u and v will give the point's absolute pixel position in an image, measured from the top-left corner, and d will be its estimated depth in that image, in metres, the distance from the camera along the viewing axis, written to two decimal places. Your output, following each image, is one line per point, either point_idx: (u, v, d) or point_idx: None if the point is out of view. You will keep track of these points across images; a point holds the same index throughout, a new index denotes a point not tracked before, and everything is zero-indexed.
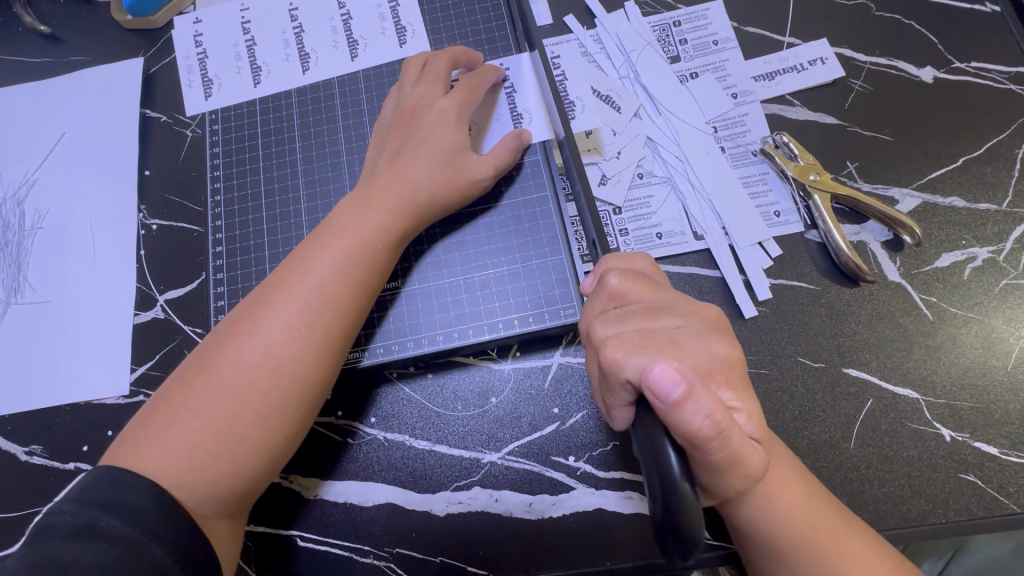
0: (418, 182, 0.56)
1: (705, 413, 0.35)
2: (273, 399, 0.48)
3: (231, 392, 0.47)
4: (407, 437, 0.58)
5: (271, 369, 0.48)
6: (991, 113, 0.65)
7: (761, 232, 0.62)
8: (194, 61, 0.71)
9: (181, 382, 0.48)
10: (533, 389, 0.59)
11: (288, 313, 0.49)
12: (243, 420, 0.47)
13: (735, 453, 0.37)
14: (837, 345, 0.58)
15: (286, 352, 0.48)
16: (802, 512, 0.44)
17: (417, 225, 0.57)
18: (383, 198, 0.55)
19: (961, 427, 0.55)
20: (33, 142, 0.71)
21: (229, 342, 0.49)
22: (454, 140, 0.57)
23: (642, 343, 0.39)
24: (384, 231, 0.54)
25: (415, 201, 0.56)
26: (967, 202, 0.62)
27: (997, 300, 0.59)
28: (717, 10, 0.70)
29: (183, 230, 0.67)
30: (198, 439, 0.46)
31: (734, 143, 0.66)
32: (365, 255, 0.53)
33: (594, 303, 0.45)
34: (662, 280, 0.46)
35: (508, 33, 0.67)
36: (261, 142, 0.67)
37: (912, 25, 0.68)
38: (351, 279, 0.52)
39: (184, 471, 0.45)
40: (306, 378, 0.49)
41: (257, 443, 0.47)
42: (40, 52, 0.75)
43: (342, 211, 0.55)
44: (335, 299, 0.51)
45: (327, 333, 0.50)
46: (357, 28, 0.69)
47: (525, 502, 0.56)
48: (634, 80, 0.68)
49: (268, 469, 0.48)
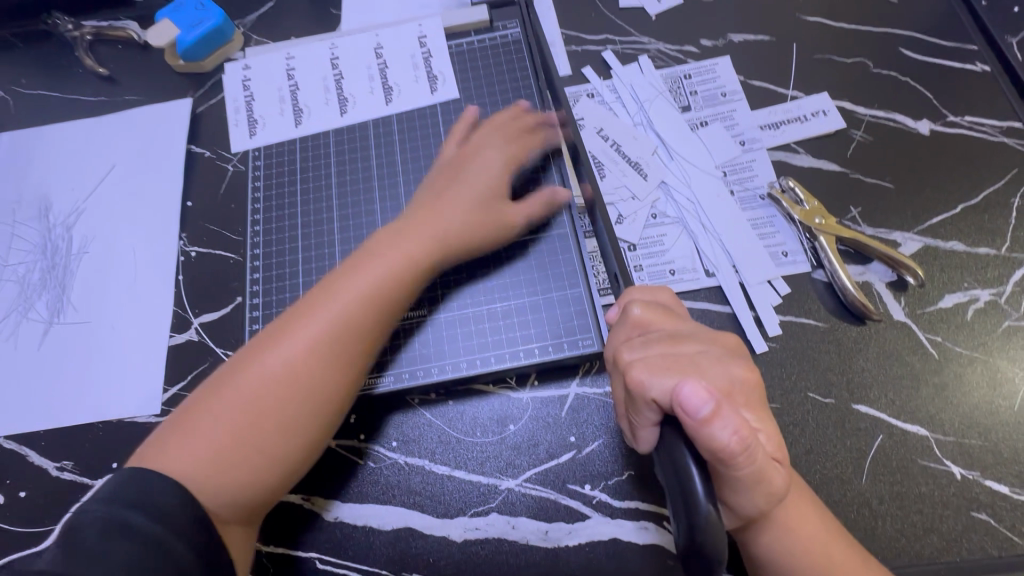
0: (454, 216, 0.60)
1: (733, 430, 0.37)
2: (290, 414, 0.50)
3: (254, 400, 0.49)
4: (426, 461, 0.60)
5: (304, 381, 0.50)
6: (985, 164, 0.69)
7: (770, 270, 0.65)
8: (241, 102, 0.76)
9: (211, 387, 0.51)
10: (550, 418, 0.61)
11: (309, 333, 0.52)
12: (263, 434, 0.49)
13: (762, 469, 0.39)
14: (846, 381, 0.60)
15: (321, 365, 0.51)
16: (818, 544, 0.45)
17: (445, 257, 0.60)
18: (421, 228, 0.59)
19: (971, 465, 0.56)
20: (84, 174, 0.77)
21: (254, 360, 0.51)
22: (502, 159, 0.64)
23: (666, 365, 0.42)
24: (420, 258, 0.57)
25: (449, 232, 0.59)
26: (967, 246, 0.65)
27: (1001, 340, 0.61)
28: (725, 66, 0.76)
29: (220, 258, 0.70)
30: (220, 443, 0.48)
31: (742, 187, 0.70)
32: (401, 280, 0.56)
33: (619, 332, 0.47)
34: (681, 310, 0.49)
35: (532, 83, 0.73)
36: (300, 176, 0.71)
37: (908, 83, 0.74)
38: (384, 301, 0.55)
39: (205, 481, 0.47)
40: (332, 392, 0.52)
41: (276, 453, 0.50)
42: (98, 91, 0.82)
43: (378, 240, 0.58)
44: (371, 319, 0.54)
45: (357, 351, 0.53)
46: (392, 77, 0.75)
47: (541, 529, 0.57)
48: (647, 126, 0.73)
49: (282, 479, 0.51)
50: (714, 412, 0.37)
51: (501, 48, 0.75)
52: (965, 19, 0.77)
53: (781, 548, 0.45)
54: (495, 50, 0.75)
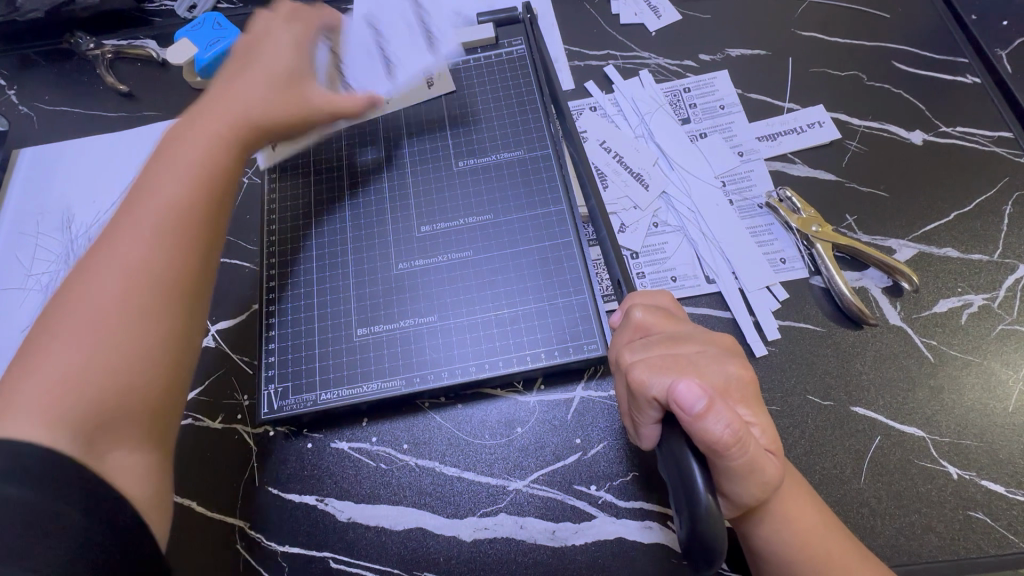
0: (193, 145, 0.58)
1: (727, 423, 0.39)
2: (141, 345, 0.48)
3: (107, 326, 0.48)
4: (436, 462, 0.62)
5: (109, 308, 0.48)
6: (977, 172, 0.71)
7: (769, 277, 0.67)
8: None
9: (63, 311, 0.48)
10: (557, 421, 0.63)
11: (142, 255, 0.51)
12: (124, 356, 0.47)
13: (754, 461, 0.40)
14: (844, 384, 0.62)
15: (123, 294, 0.49)
16: (816, 537, 0.46)
17: (257, 139, 0.62)
18: (168, 155, 0.57)
19: (967, 465, 0.58)
20: (105, 186, 0.80)
21: (106, 289, 0.49)
22: (287, 65, 0.64)
23: (665, 365, 0.44)
24: (169, 184, 0.55)
25: (209, 162, 0.57)
26: (960, 252, 0.67)
27: (994, 344, 0.63)
28: (723, 79, 0.78)
29: (237, 267, 0.73)
30: (66, 369, 0.46)
31: (741, 196, 0.72)
32: (171, 209, 0.53)
33: (621, 334, 0.49)
34: (681, 313, 0.51)
35: (537, 97, 0.75)
36: (314, 188, 0.73)
37: (901, 94, 0.76)
38: (142, 231, 0.52)
39: (35, 426, 0.43)
40: (138, 318, 0.49)
41: (130, 382, 0.47)
42: (118, 107, 0.85)
43: (143, 174, 0.56)
44: (135, 248, 0.51)
45: (151, 277, 0.50)
46: (388, 44, 0.71)
47: (549, 529, 0.59)
48: (648, 138, 0.76)
49: (139, 412, 0.48)
50: (707, 407, 0.39)
51: (507, 64, 0.78)
52: (955, 33, 0.80)
53: (779, 543, 0.46)
54: (501, 66, 0.78)
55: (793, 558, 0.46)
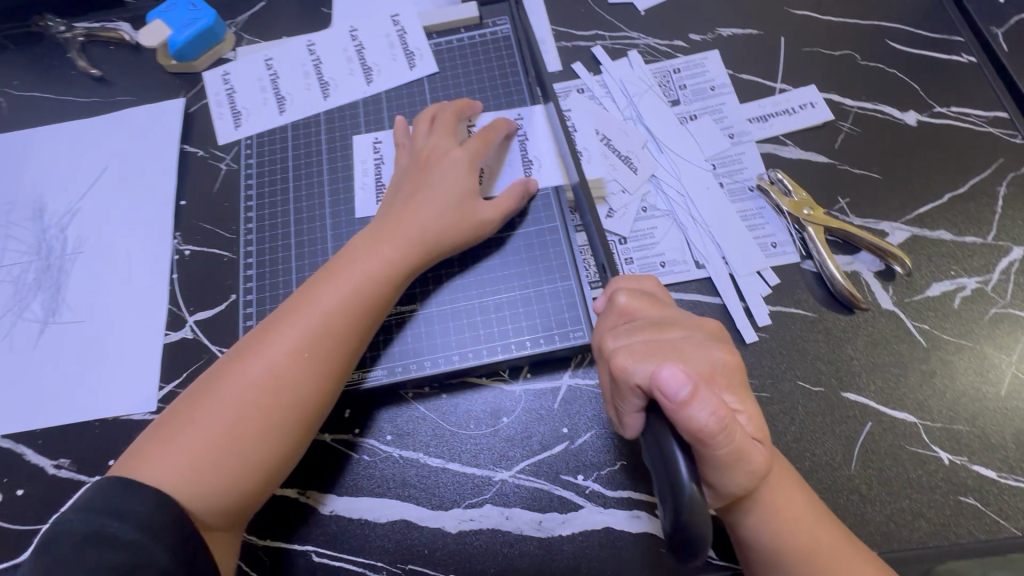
0: (428, 221, 0.60)
1: (711, 410, 0.38)
2: (280, 419, 0.52)
3: (248, 402, 0.51)
4: (421, 453, 0.61)
5: (264, 384, 0.52)
6: (971, 153, 0.70)
7: (760, 261, 0.65)
8: (223, 97, 0.77)
9: (223, 371, 0.53)
10: (543, 410, 0.61)
11: (276, 379, 0.52)
12: (254, 433, 0.51)
13: (740, 449, 0.39)
14: (835, 370, 0.61)
15: (279, 373, 0.52)
16: (803, 525, 0.45)
17: (428, 260, 0.60)
18: (395, 235, 0.59)
19: (958, 450, 0.57)
20: (78, 174, 0.77)
21: (254, 364, 0.53)
22: (464, 186, 0.62)
23: (649, 352, 0.42)
24: (373, 279, 0.57)
25: (403, 262, 0.58)
26: (954, 235, 0.66)
27: (987, 328, 0.62)
28: (713, 60, 0.76)
29: (214, 255, 0.71)
30: (206, 439, 0.50)
31: (732, 179, 0.70)
32: (348, 314, 0.55)
33: (605, 320, 0.48)
34: (667, 299, 0.49)
35: (522, 79, 0.73)
36: (292, 174, 0.72)
37: (894, 74, 0.74)
38: (325, 336, 0.54)
39: (184, 484, 0.48)
40: (286, 411, 0.52)
41: (253, 463, 0.51)
42: (90, 92, 0.82)
43: (352, 249, 0.59)
44: (310, 352, 0.53)
45: (292, 394, 0.52)
46: (370, 57, 0.76)
47: (535, 520, 0.58)
48: (637, 120, 0.74)
49: (256, 491, 0.52)
50: (691, 394, 0.38)
51: (491, 44, 0.76)
52: (950, 10, 0.78)
53: (766, 532, 0.45)
54: (485, 47, 0.75)
55: (780, 547, 0.45)
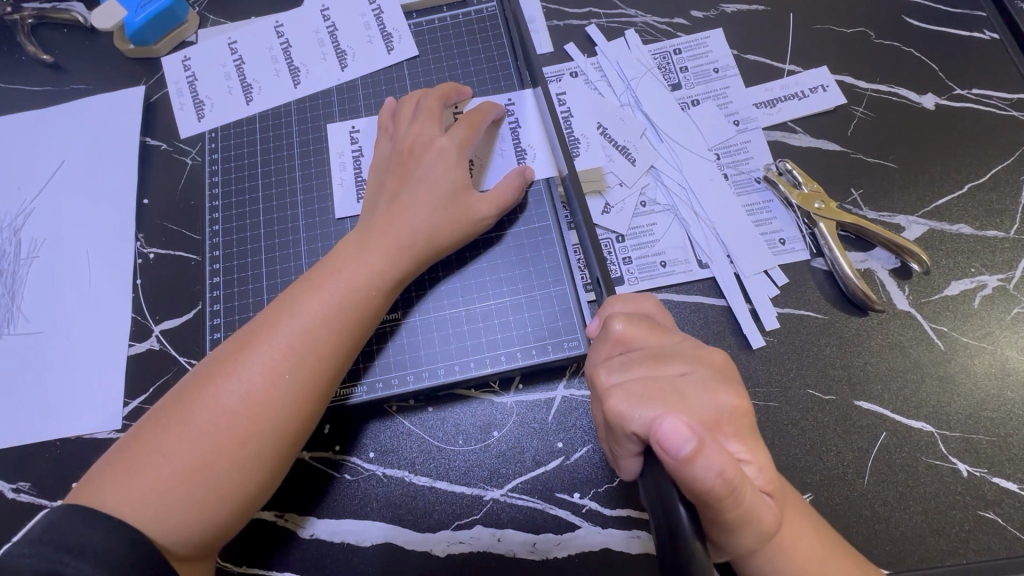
0: (419, 224, 0.54)
1: (717, 470, 0.34)
2: (259, 445, 0.46)
3: (222, 426, 0.45)
4: (407, 472, 0.57)
5: (241, 405, 0.46)
6: (993, 139, 0.65)
7: (767, 260, 0.61)
8: (184, 85, 0.71)
9: (191, 389, 0.47)
10: (537, 423, 0.57)
11: (255, 400, 0.46)
12: (228, 462, 0.45)
13: (748, 508, 0.36)
14: (847, 376, 0.57)
15: (257, 394, 0.46)
16: (814, 562, 0.42)
17: (419, 265, 0.55)
18: (383, 240, 0.53)
19: (978, 461, 0.54)
20: (31, 172, 0.71)
21: (227, 381, 0.46)
22: (455, 179, 0.56)
23: (648, 394, 0.38)
24: (361, 288, 0.51)
25: (393, 268, 0.53)
26: (975, 229, 0.61)
27: (1009, 329, 0.58)
28: (717, 39, 0.71)
29: (181, 259, 0.66)
30: (175, 468, 0.44)
31: (737, 170, 0.65)
32: (335, 328, 0.49)
33: (599, 348, 0.43)
34: (667, 323, 0.45)
35: (510, 62, 0.67)
36: (261, 170, 0.66)
37: (911, 53, 0.69)
38: (308, 352, 0.48)
39: (148, 520, 0.42)
40: (266, 436, 0.46)
41: (228, 495, 0.45)
42: (42, 80, 0.75)
43: (338, 253, 0.53)
44: (291, 369, 0.47)
45: (271, 418, 0.46)
46: (344, 39, 0.70)
47: (529, 542, 0.54)
48: (635, 106, 0.69)
49: (233, 523, 0.46)
50: (697, 451, 0.33)
51: (476, 24, 0.69)
52: None
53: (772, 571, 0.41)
54: (469, 27, 0.69)
55: None
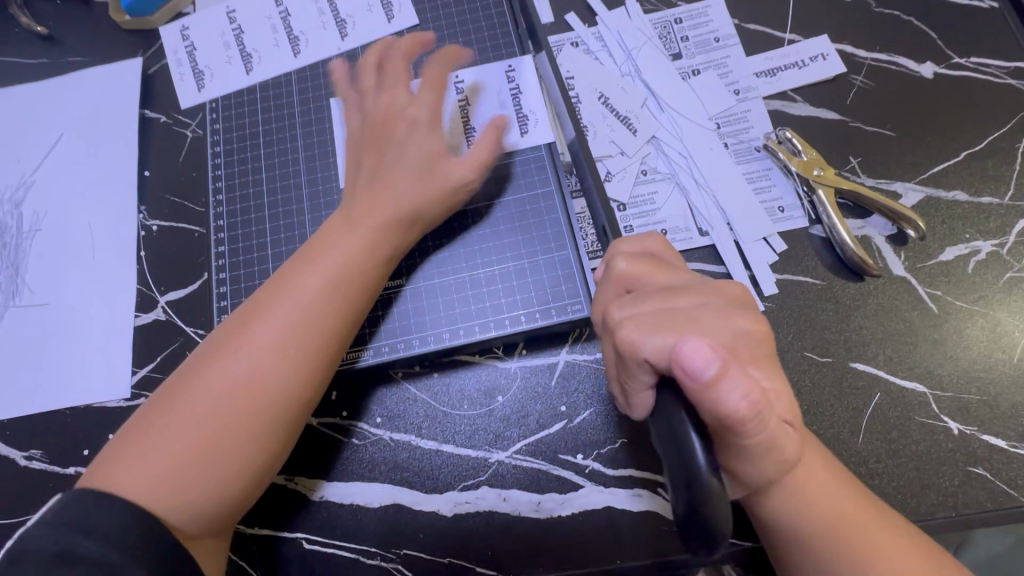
0: (401, 193, 0.54)
1: (741, 393, 0.35)
2: (265, 418, 0.47)
3: (228, 403, 0.46)
4: (413, 436, 0.58)
5: (245, 382, 0.46)
6: (989, 107, 0.65)
7: (766, 227, 0.62)
8: (182, 54, 0.70)
9: (192, 373, 0.47)
10: (540, 388, 0.58)
11: (259, 376, 0.47)
12: (238, 437, 0.45)
13: (774, 435, 0.37)
14: (843, 339, 0.58)
15: (260, 370, 0.47)
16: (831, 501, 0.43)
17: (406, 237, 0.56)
18: (371, 215, 0.54)
19: (968, 420, 0.55)
20: (31, 145, 0.71)
21: (228, 361, 0.47)
22: (430, 146, 0.56)
23: (659, 322, 0.39)
24: (353, 262, 0.52)
25: (387, 241, 0.54)
26: (969, 195, 0.62)
27: (1002, 293, 0.59)
28: (717, 8, 0.70)
29: (183, 231, 0.66)
30: (184, 447, 0.44)
31: (736, 139, 0.66)
32: (334, 302, 0.50)
33: (606, 290, 0.44)
34: (669, 257, 0.46)
35: (511, 31, 0.67)
36: (263, 140, 0.66)
37: (911, 21, 0.69)
38: (307, 326, 0.49)
39: (163, 500, 0.43)
40: (272, 409, 0.47)
41: (240, 468, 0.46)
42: (35, 52, 0.74)
43: (327, 231, 0.54)
44: (292, 344, 0.48)
45: (276, 392, 0.47)
46: (344, 7, 0.69)
47: (533, 501, 0.56)
48: (635, 76, 0.68)
49: (246, 495, 0.47)
50: (717, 378, 0.35)
51: None
52: None
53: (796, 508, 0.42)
54: None
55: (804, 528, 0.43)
